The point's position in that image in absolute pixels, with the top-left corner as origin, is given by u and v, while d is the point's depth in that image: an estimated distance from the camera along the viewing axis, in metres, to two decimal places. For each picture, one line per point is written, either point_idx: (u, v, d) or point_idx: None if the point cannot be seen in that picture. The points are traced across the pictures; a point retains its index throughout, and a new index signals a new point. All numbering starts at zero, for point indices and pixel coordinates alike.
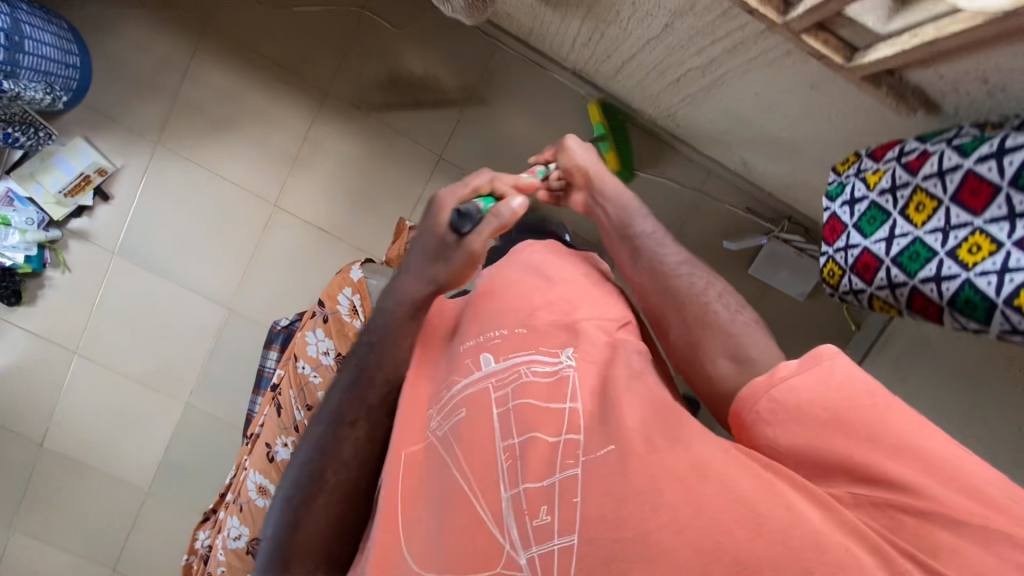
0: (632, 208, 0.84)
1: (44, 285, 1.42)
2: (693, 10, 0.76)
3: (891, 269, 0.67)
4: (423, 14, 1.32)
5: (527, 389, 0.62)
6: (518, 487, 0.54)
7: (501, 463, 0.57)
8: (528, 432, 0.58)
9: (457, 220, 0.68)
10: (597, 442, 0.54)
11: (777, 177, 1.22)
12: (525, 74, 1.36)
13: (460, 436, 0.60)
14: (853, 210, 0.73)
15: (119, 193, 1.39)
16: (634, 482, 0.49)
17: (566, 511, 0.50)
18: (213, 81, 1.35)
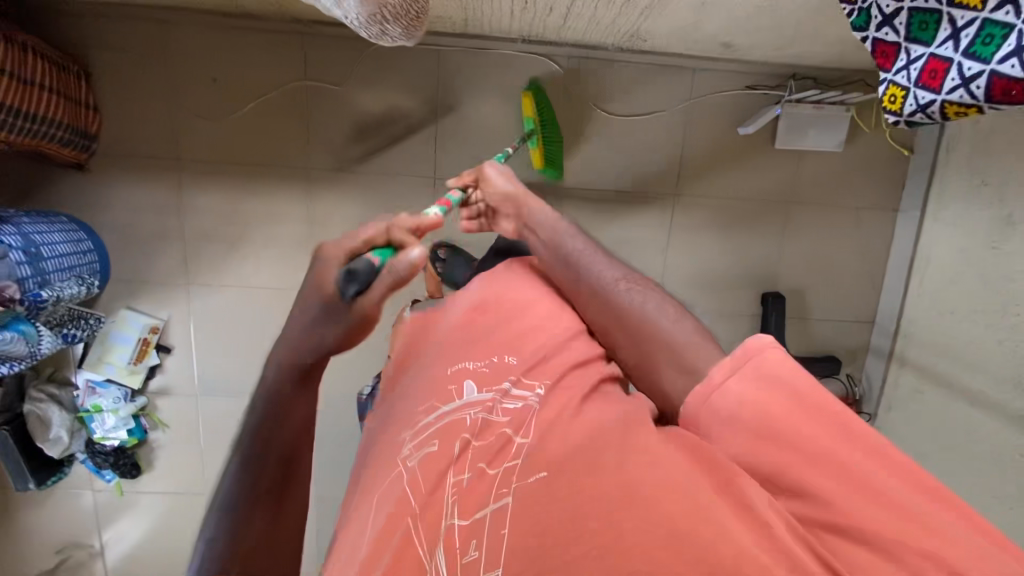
0: (563, 229, 0.84)
1: (153, 448, 1.52)
2: None
3: (964, 65, 0.55)
4: (362, 55, 1.32)
5: (482, 424, 0.59)
6: (459, 518, 0.52)
7: (448, 495, 0.54)
8: (480, 463, 0.55)
9: (343, 281, 0.58)
10: (534, 469, 0.53)
11: (766, 43, 1.15)
12: (477, 63, 1.34)
13: (422, 470, 0.56)
14: (895, 24, 0.60)
15: (177, 341, 1.45)
16: (564, 506, 0.49)
17: (495, 545, 0.49)
18: (207, 206, 1.39)
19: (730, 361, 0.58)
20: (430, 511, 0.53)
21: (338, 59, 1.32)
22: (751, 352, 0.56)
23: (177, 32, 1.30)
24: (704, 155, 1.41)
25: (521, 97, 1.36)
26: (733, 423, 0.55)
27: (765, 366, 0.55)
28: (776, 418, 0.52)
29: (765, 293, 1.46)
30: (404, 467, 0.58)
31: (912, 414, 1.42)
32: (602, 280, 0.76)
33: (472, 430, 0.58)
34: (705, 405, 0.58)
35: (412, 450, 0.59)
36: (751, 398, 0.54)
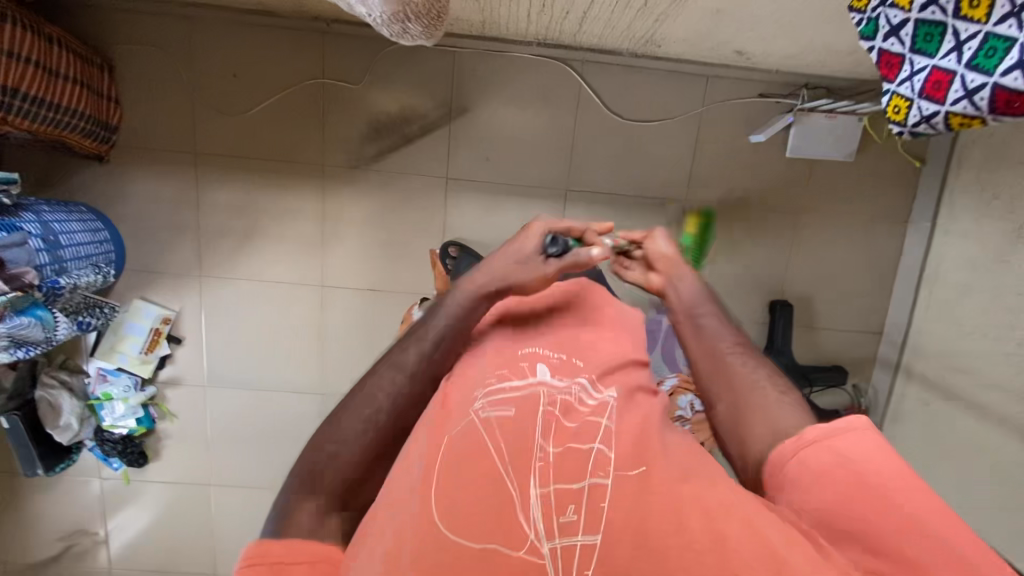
0: (704, 297, 0.80)
1: (161, 438, 1.54)
2: None
3: (966, 77, 0.54)
4: (379, 55, 1.34)
5: (567, 407, 0.61)
6: (547, 484, 0.53)
7: (537, 458, 0.55)
8: (569, 443, 0.57)
9: (548, 243, 0.77)
10: (630, 464, 0.56)
11: (780, 52, 1.16)
12: (492, 65, 1.35)
13: (504, 430, 0.57)
14: (900, 36, 0.60)
15: (187, 332, 1.47)
16: (658, 503, 0.52)
17: (591, 513, 0.51)
18: (222, 199, 1.41)
19: (826, 426, 0.59)
20: (521, 473, 0.53)
21: (356, 58, 1.34)
22: (839, 425, 0.58)
23: (200, 28, 1.32)
24: (716, 161, 1.41)
25: (535, 100, 1.37)
26: (823, 478, 0.54)
27: (854, 437, 0.56)
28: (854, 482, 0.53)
29: (774, 301, 1.46)
30: (475, 417, 0.58)
31: (919, 425, 1.41)
32: (716, 342, 0.76)
33: (563, 412, 0.60)
34: (790, 459, 0.58)
35: (487, 404, 0.59)
36: (829, 464, 0.55)
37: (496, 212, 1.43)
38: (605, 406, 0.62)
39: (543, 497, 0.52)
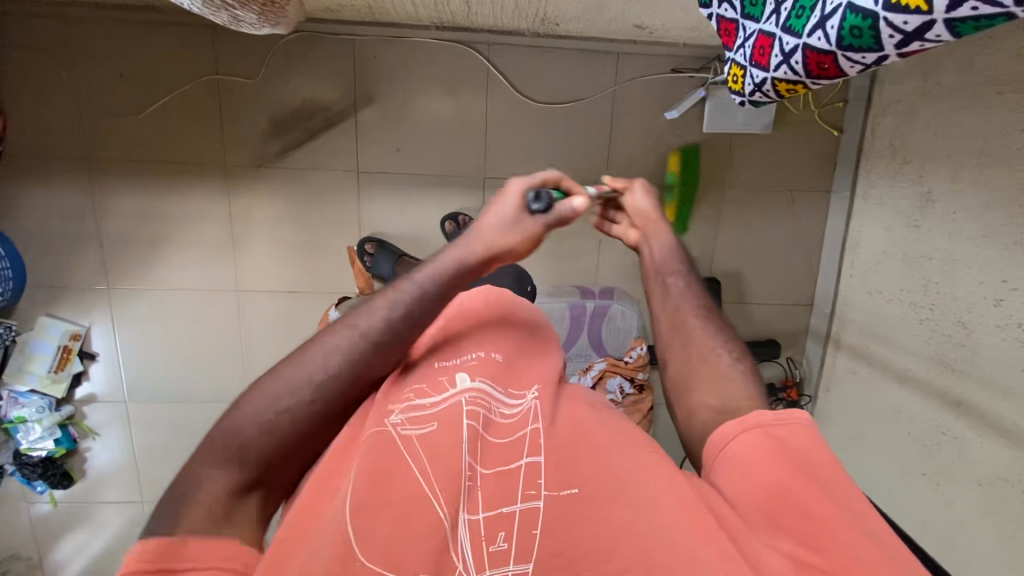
0: (679, 255, 0.76)
1: (85, 457, 1.48)
2: None
3: (782, 40, 0.52)
4: (273, 48, 1.28)
5: (501, 424, 0.58)
6: (479, 512, 0.50)
7: (465, 477, 0.52)
8: (502, 463, 0.54)
9: (533, 198, 0.67)
10: (565, 480, 0.53)
11: (679, 24, 1.13)
12: (394, 52, 1.30)
13: (432, 451, 0.52)
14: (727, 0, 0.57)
15: (101, 348, 1.42)
16: (599, 522, 0.49)
17: (525, 540, 0.48)
18: (126, 206, 1.35)
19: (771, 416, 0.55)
20: (451, 502, 0.49)
21: (251, 52, 1.28)
22: (785, 417, 0.55)
23: (81, 28, 1.25)
24: (634, 139, 1.39)
25: (442, 87, 1.33)
26: (755, 468, 0.51)
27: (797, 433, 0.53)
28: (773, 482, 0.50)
29: (702, 279, 1.45)
30: (392, 431, 0.53)
31: (847, 395, 1.42)
32: (682, 308, 0.71)
33: (491, 426, 0.57)
34: (724, 449, 0.55)
35: (404, 418, 0.54)
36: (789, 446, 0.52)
37: (414, 204, 1.39)
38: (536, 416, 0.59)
39: (473, 529, 0.48)
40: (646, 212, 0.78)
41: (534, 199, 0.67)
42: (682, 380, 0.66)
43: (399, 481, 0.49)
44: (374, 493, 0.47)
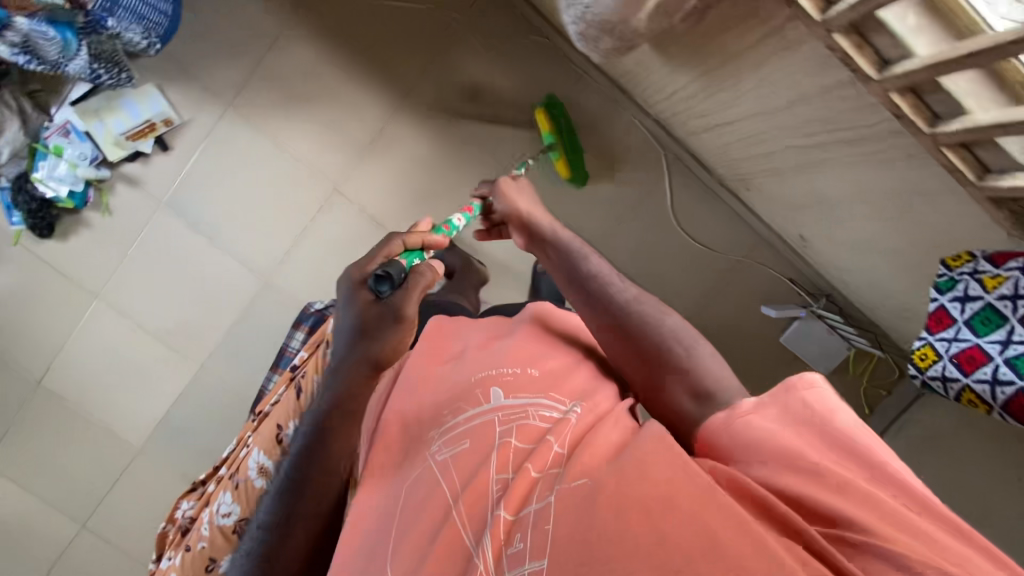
0: (578, 253, 0.89)
1: (80, 224, 1.38)
2: (809, 102, 0.79)
3: (1002, 368, 0.68)
4: (517, 37, 1.36)
5: (528, 431, 0.67)
6: (503, 512, 0.59)
7: (492, 489, 0.63)
8: (528, 466, 0.62)
9: (376, 284, 0.75)
10: (577, 474, 0.58)
11: (832, 260, 1.25)
12: (605, 110, 1.39)
13: (459, 468, 0.66)
14: (967, 307, 0.73)
15: (179, 145, 1.35)
16: (607, 511, 0.52)
17: (539, 538, 0.54)
18: (300, 56, 1.33)
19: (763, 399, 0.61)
20: (472, 505, 0.62)
21: (498, 25, 1.36)
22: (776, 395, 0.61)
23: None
24: (724, 308, 1.49)
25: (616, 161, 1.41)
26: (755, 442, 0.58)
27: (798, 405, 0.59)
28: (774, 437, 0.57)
29: None
30: (432, 459, 0.69)
31: None
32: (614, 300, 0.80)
33: (517, 433, 0.67)
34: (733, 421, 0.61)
35: (442, 447, 0.69)
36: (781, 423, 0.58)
37: None
38: (564, 428, 0.66)
39: (498, 526, 0.58)
40: (515, 208, 0.99)
41: (377, 282, 0.75)
42: (651, 389, 0.73)
43: (434, 496, 0.64)
44: (426, 509, 0.63)
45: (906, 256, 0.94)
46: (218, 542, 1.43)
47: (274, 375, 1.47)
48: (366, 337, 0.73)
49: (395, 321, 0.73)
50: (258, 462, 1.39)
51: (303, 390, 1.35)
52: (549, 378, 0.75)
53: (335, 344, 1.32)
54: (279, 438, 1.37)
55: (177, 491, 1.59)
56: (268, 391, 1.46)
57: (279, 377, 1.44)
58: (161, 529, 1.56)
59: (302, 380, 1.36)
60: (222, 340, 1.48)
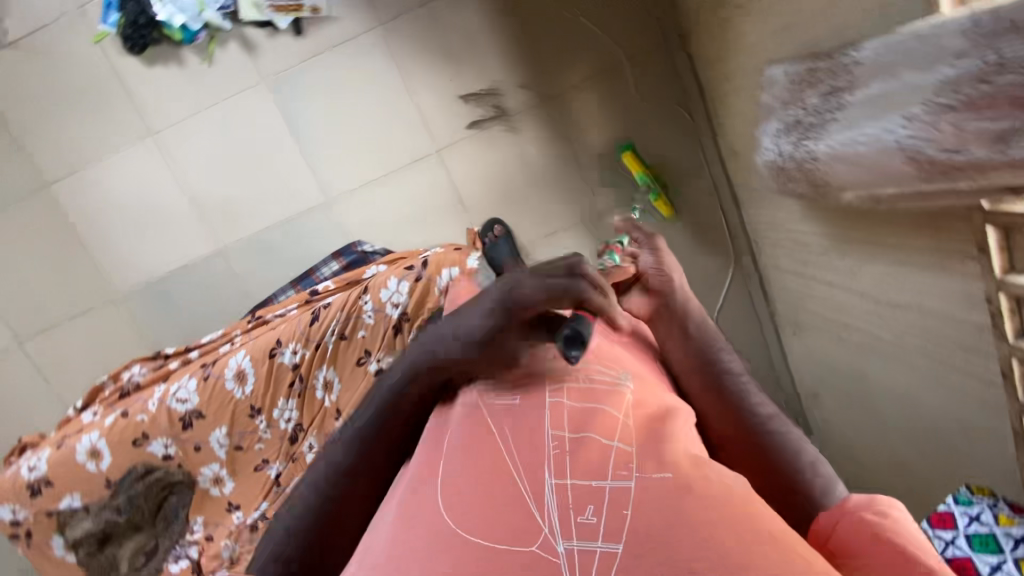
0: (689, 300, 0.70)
1: (173, 59, 1.30)
2: (919, 315, 0.87)
3: None
4: (669, 103, 1.38)
5: (582, 397, 0.57)
6: (566, 479, 0.48)
7: (548, 448, 0.51)
8: (592, 437, 0.52)
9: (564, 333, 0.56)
10: (660, 466, 0.48)
11: (829, 430, 1.34)
12: (706, 204, 1.44)
13: (520, 439, 0.52)
14: (973, 523, 0.78)
15: (313, 37, 1.30)
16: (690, 512, 0.43)
17: (615, 517, 0.44)
18: (469, 17, 1.32)
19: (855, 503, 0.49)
20: (531, 466, 0.50)
21: (661, 87, 1.37)
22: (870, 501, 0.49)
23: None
24: None
25: (695, 253, 1.44)
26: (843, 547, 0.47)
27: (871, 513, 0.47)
28: (864, 542, 0.45)
29: None
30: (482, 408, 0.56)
31: None
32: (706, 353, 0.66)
33: (578, 402, 0.56)
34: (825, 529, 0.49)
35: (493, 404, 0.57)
36: (853, 530, 0.47)
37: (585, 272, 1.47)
38: (629, 405, 0.56)
39: (558, 493, 0.47)
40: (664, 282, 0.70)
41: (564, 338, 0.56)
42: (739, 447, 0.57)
43: (495, 456, 0.51)
44: (475, 475, 0.50)
45: (915, 465, 1.03)
46: (159, 421, 1.38)
47: (289, 291, 1.42)
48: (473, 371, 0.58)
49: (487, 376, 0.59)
50: (238, 366, 1.36)
51: (318, 319, 1.33)
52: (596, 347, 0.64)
53: (371, 292, 1.31)
54: (274, 353, 1.34)
55: (132, 351, 1.49)
56: (277, 301, 1.41)
57: (295, 295, 1.40)
58: (98, 383, 1.48)
59: (320, 309, 1.34)
60: (254, 236, 1.41)
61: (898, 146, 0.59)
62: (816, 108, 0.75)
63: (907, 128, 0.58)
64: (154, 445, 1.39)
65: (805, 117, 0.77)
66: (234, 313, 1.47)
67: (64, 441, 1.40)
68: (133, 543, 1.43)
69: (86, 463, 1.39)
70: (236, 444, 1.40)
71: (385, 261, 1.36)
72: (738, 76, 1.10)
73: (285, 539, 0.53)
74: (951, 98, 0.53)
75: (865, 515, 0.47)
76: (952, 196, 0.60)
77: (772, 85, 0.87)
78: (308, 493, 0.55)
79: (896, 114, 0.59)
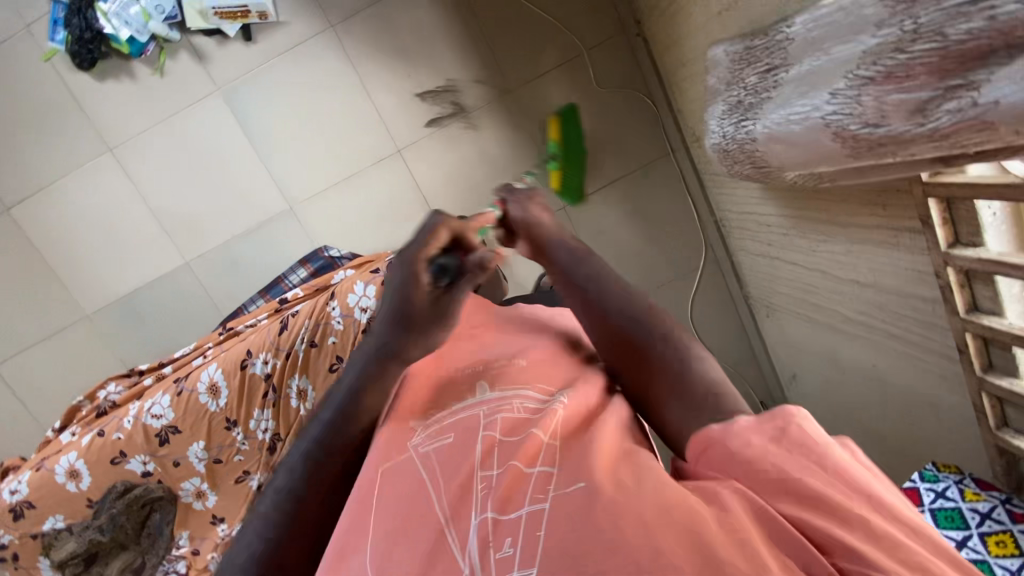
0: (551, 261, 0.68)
1: (123, 72, 1.29)
2: (879, 292, 0.86)
3: None
4: (630, 89, 1.36)
5: (512, 419, 0.51)
6: (488, 512, 0.42)
7: (475, 486, 0.45)
8: (514, 462, 0.45)
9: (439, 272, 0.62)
10: (572, 477, 0.42)
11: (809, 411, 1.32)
12: (674, 190, 1.42)
13: (443, 465, 0.47)
14: (938, 500, 0.78)
15: (264, 42, 1.28)
16: (602, 523, 0.38)
17: (530, 545, 0.39)
18: (420, 12, 1.30)
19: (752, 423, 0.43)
20: (456, 498, 0.44)
21: (620, 74, 1.35)
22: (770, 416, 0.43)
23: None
24: None
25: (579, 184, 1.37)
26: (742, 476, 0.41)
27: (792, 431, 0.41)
28: (773, 472, 0.40)
29: None
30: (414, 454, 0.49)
31: None
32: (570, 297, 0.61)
33: (504, 427, 0.50)
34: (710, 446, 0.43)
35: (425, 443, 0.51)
36: (755, 454, 0.41)
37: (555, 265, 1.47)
38: (556, 422, 0.49)
39: (480, 532, 0.41)
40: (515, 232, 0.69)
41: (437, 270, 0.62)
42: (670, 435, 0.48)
43: (415, 490, 0.46)
44: (404, 500, 0.46)
45: (891, 444, 1.02)
46: (136, 439, 1.37)
47: (258, 300, 1.41)
48: (410, 329, 0.60)
49: (447, 320, 0.63)
50: (210, 380, 1.35)
51: (287, 327, 1.32)
52: (531, 367, 0.58)
53: (338, 298, 1.29)
54: (246, 364, 1.33)
55: (107, 370, 1.48)
56: (247, 312, 1.40)
57: (264, 304, 1.39)
58: (75, 403, 1.47)
59: (289, 317, 1.33)
60: (221, 247, 1.40)
61: (824, 122, 0.57)
62: (756, 86, 0.73)
63: (832, 103, 0.56)
64: (133, 462, 1.38)
65: (746, 97, 0.75)
66: (206, 326, 1.46)
67: (42, 462, 1.39)
68: (119, 561, 1.43)
69: (66, 483, 1.38)
70: (215, 457, 1.40)
71: (352, 266, 1.35)
72: (690, 59, 1.08)
73: (260, 542, 0.49)
74: (871, 70, 0.51)
75: (754, 436, 0.41)
76: (885, 170, 0.58)
77: (717, 65, 0.85)
78: (262, 521, 0.50)
79: (822, 89, 0.58)
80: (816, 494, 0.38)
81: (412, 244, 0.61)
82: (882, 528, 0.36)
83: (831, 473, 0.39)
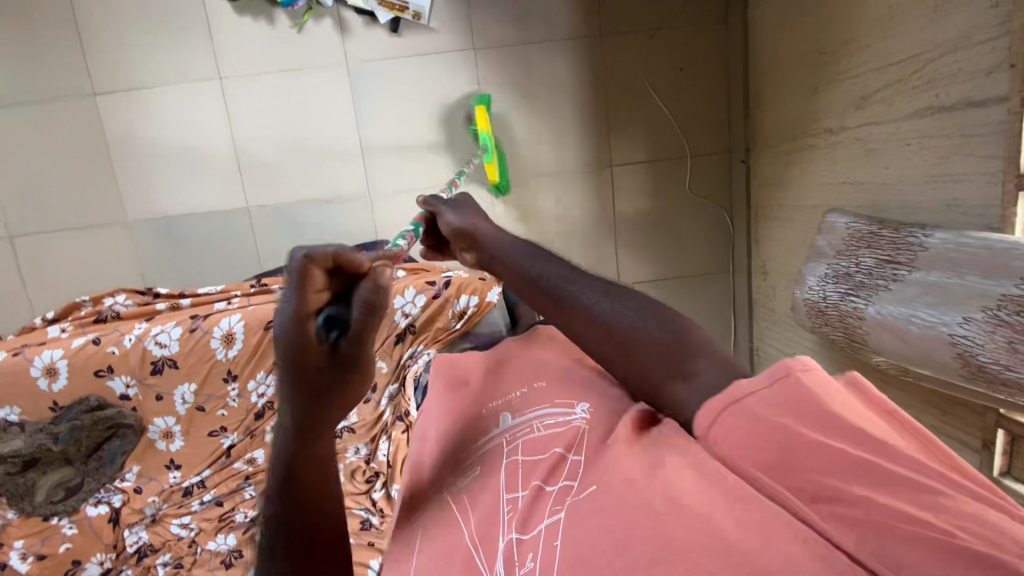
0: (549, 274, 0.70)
1: (265, 16, 1.30)
2: None
3: None
4: (714, 204, 1.44)
5: (532, 441, 0.55)
6: (513, 533, 0.47)
7: (502, 509, 0.49)
8: (537, 483, 0.50)
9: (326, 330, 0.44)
10: (586, 483, 0.47)
11: None
12: (721, 306, 1.49)
13: (485, 487, 0.52)
14: None
15: (407, 39, 1.32)
16: (608, 527, 0.42)
17: (548, 553, 0.42)
18: (557, 67, 1.35)
19: (754, 385, 0.43)
20: (485, 515, 0.49)
21: (711, 186, 1.43)
22: (778, 385, 0.42)
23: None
24: None
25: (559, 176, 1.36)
26: (758, 442, 0.42)
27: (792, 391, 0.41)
28: (785, 437, 0.40)
29: None
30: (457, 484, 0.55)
31: None
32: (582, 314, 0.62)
33: (524, 448, 0.55)
34: (731, 409, 0.43)
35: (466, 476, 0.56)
36: (762, 418, 0.41)
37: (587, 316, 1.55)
38: (575, 438, 0.54)
39: (507, 553, 0.45)
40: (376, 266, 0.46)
41: (325, 324, 0.44)
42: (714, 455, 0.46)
43: (463, 516, 0.50)
44: (460, 514, 0.50)
45: None
46: (130, 359, 1.33)
47: None
48: (313, 397, 0.45)
49: (362, 372, 0.46)
50: (228, 329, 1.32)
51: None
52: (561, 390, 0.62)
53: None
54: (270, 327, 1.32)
55: (121, 278, 1.44)
56: None
57: None
58: (75, 301, 1.42)
59: None
60: (285, 204, 1.40)
61: (950, 340, 0.64)
62: (870, 269, 0.80)
63: (963, 327, 0.62)
64: (116, 380, 1.33)
65: (857, 273, 0.82)
66: (241, 274, 1.44)
67: (22, 349, 1.33)
68: (56, 474, 1.31)
69: (39, 379, 1.32)
70: (199, 404, 1.36)
71: (406, 268, 1.40)
72: (791, 206, 1.17)
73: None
74: (1012, 316, 0.57)
75: (754, 407, 0.42)
76: (982, 397, 0.65)
77: (831, 231, 0.92)
78: None
79: (955, 309, 0.64)
80: (850, 459, 0.37)
81: (286, 302, 0.42)
82: (933, 501, 0.34)
83: (863, 433, 0.38)
